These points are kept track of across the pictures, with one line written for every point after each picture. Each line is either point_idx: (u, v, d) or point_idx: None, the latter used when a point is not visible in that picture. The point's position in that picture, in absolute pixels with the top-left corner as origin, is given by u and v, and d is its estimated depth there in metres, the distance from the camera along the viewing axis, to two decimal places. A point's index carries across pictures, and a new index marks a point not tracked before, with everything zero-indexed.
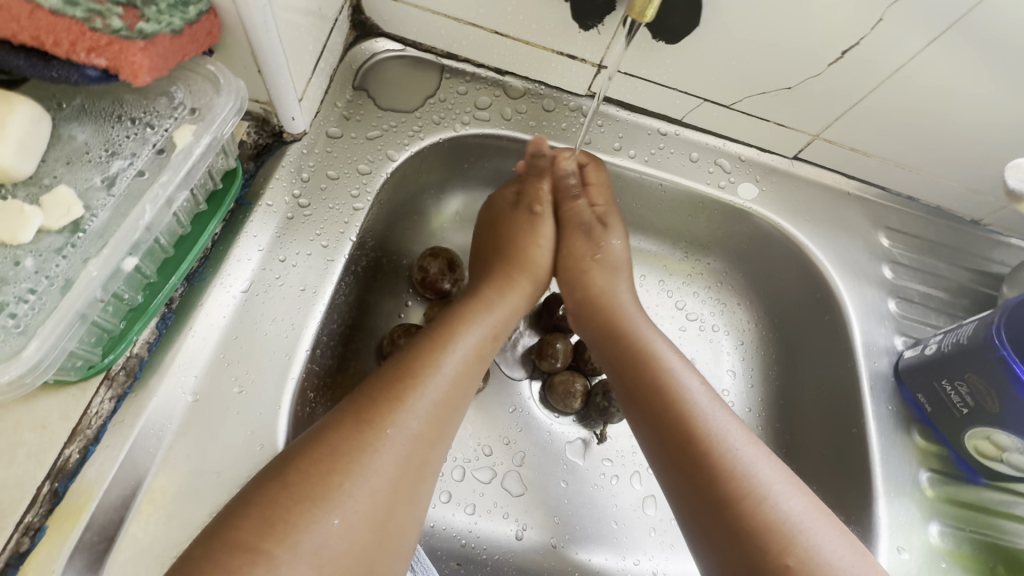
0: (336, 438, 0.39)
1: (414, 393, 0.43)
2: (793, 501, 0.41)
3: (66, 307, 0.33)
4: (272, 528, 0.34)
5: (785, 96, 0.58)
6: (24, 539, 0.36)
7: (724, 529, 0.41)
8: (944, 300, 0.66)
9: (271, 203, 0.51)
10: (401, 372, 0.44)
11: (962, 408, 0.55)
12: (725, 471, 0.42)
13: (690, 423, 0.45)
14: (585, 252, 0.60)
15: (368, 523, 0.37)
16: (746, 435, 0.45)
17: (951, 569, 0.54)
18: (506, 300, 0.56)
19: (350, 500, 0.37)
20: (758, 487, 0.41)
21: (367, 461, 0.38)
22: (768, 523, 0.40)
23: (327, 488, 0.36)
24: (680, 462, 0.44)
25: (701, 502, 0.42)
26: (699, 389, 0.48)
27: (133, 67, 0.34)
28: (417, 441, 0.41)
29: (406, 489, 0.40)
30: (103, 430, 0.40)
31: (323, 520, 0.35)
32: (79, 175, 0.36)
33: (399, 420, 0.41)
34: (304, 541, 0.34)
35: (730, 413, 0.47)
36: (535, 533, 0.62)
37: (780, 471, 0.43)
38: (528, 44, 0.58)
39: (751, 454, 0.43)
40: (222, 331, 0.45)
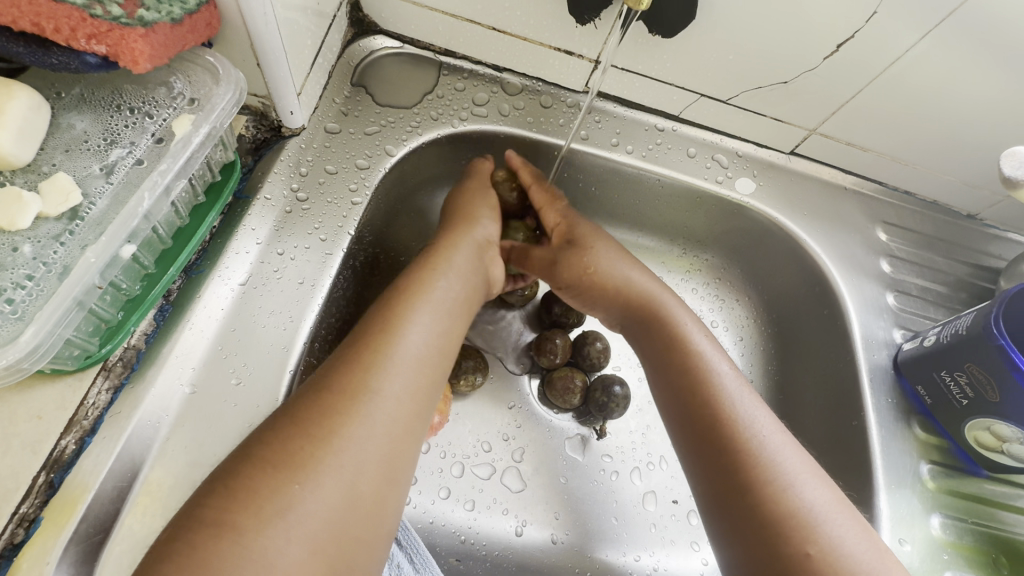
0: (302, 409, 0.38)
1: (382, 359, 0.42)
2: (817, 492, 0.41)
3: (64, 293, 0.33)
4: (235, 499, 0.33)
5: (781, 90, 0.58)
6: (19, 530, 0.36)
7: (748, 515, 0.40)
8: (941, 293, 0.66)
9: (270, 197, 0.51)
10: (369, 339, 0.43)
11: (961, 399, 0.55)
12: (752, 457, 0.42)
13: (717, 408, 0.45)
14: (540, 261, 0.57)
15: (346, 497, 0.36)
16: (776, 424, 0.45)
17: (953, 561, 0.54)
18: (460, 254, 0.52)
19: (324, 470, 0.36)
20: (783, 475, 0.41)
21: (339, 432, 0.37)
22: (789, 511, 0.39)
23: (296, 458, 0.36)
24: (706, 443, 0.44)
25: (724, 487, 0.42)
26: (728, 375, 0.47)
27: (133, 53, 0.34)
28: (396, 408, 0.40)
29: (388, 465, 0.38)
30: (99, 421, 0.40)
31: (293, 489, 0.34)
32: (78, 163, 0.36)
33: (370, 388, 0.40)
34: (273, 509, 0.33)
35: (761, 402, 0.46)
36: (535, 529, 0.62)
37: (806, 462, 0.42)
38: (526, 40, 0.58)
39: (779, 443, 0.43)
40: (221, 323, 0.45)
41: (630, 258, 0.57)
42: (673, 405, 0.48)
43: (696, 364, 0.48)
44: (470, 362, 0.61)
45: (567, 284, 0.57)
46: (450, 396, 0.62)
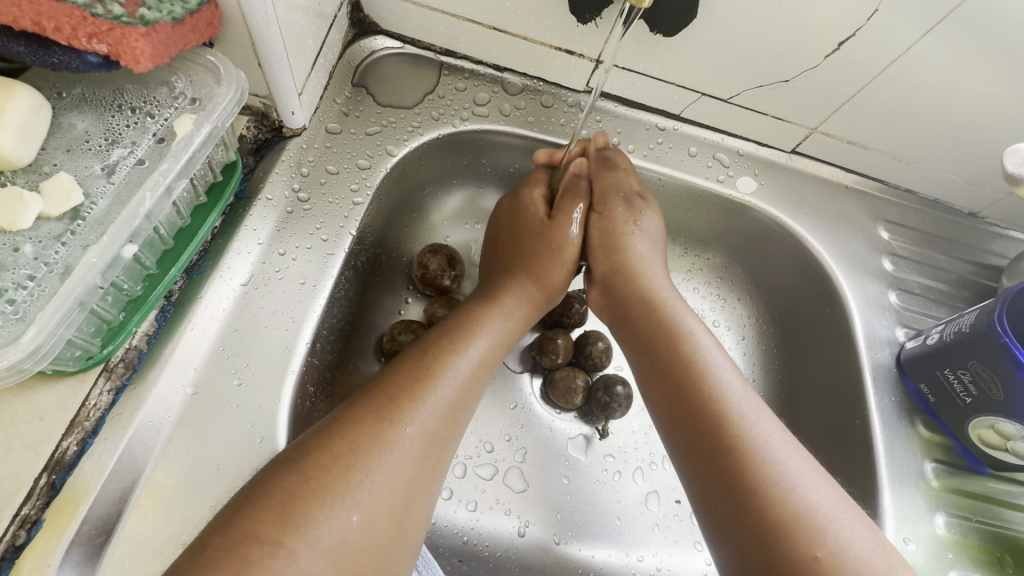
0: (352, 430, 0.38)
1: (429, 390, 0.42)
2: (820, 493, 0.41)
3: (65, 293, 0.33)
4: (289, 523, 0.33)
5: (782, 89, 0.58)
6: (21, 532, 0.36)
7: (754, 516, 0.40)
8: (944, 291, 0.66)
9: (271, 197, 0.51)
10: (417, 369, 0.44)
11: (964, 397, 0.55)
12: (756, 457, 0.42)
13: (718, 412, 0.44)
14: (618, 225, 0.58)
15: (387, 521, 0.37)
16: (775, 423, 0.44)
17: (958, 560, 0.54)
18: (518, 307, 0.55)
19: (366, 493, 0.36)
20: (785, 477, 0.41)
21: (384, 458, 0.38)
22: (798, 513, 0.39)
23: (343, 482, 0.36)
24: (705, 447, 0.43)
25: (729, 487, 0.41)
26: (727, 372, 0.47)
27: (134, 52, 0.34)
28: (431, 439, 0.41)
29: (421, 489, 0.39)
30: (101, 422, 0.40)
31: (342, 514, 0.35)
32: (79, 163, 0.36)
33: (414, 416, 0.40)
34: (322, 535, 0.34)
35: (758, 399, 0.46)
36: (538, 530, 0.61)
37: (805, 461, 0.42)
38: (527, 40, 0.58)
39: (779, 443, 0.43)
40: (223, 324, 0.45)
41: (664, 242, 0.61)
42: (663, 418, 0.48)
43: (688, 365, 0.47)
44: None
45: (603, 268, 0.58)
46: None
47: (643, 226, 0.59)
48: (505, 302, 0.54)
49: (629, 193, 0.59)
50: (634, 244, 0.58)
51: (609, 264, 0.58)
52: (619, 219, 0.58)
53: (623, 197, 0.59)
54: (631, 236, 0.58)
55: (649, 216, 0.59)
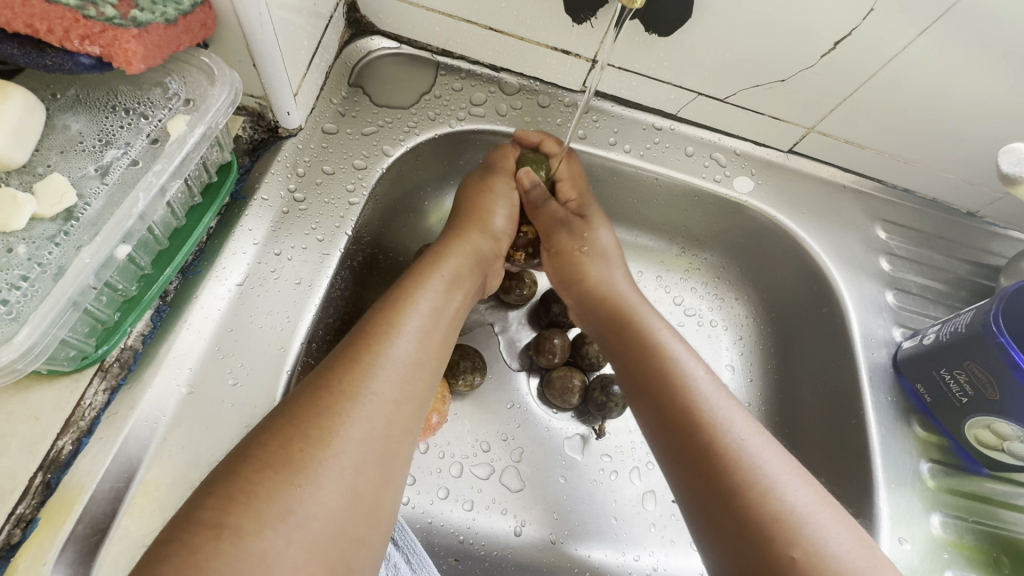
0: (298, 407, 0.38)
1: (375, 355, 0.42)
2: (800, 493, 0.40)
3: (58, 294, 0.33)
4: (233, 502, 0.33)
5: (778, 89, 0.58)
6: (16, 530, 0.36)
7: (733, 518, 0.40)
8: (941, 291, 0.66)
9: (267, 197, 0.51)
10: (363, 337, 0.43)
11: (961, 397, 0.54)
12: (733, 459, 0.42)
13: (696, 415, 0.44)
14: (568, 253, 0.59)
15: (350, 500, 0.36)
16: (753, 425, 0.44)
17: (953, 560, 0.54)
18: (461, 255, 0.54)
19: (319, 469, 0.36)
20: (762, 478, 0.41)
21: (337, 433, 0.37)
22: (774, 514, 0.39)
23: (291, 457, 0.35)
24: (685, 450, 0.44)
25: (707, 490, 0.42)
26: (703, 378, 0.47)
27: (127, 54, 0.34)
28: (383, 405, 0.40)
29: (384, 465, 0.39)
30: (96, 422, 0.40)
31: (292, 489, 0.34)
32: (73, 164, 0.36)
33: (363, 385, 0.40)
34: (274, 512, 0.33)
35: (734, 402, 0.46)
36: (534, 529, 0.61)
37: (786, 463, 0.42)
38: (523, 40, 0.58)
39: (757, 445, 0.43)
40: (218, 323, 0.45)
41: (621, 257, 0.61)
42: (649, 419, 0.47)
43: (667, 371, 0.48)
44: (468, 362, 0.61)
45: (576, 285, 0.59)
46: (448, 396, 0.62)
47: (596, 244, 0.59)
48: (448, 250, 0.54)
49: (564, 218, 0.59)
50: (590, 267, 0.58)
51: (574, 290, 0.59)
52: (565, 245, 0.59)
53: (561, 222, 0.59)
54: (584, 261, 0.58)
55: (601, 235, 0.60)
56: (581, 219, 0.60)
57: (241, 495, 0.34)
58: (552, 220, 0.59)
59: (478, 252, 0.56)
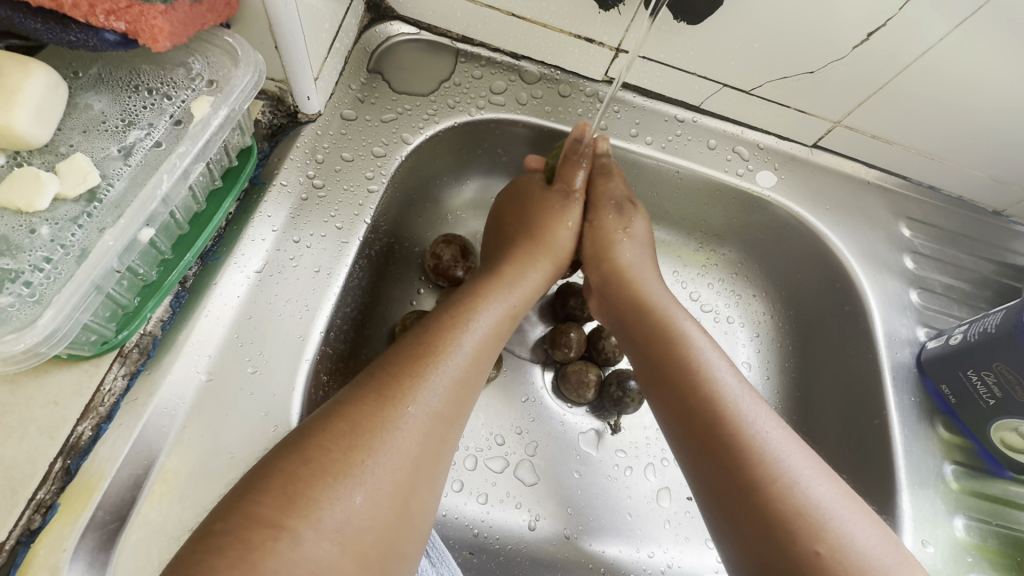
0: (354, 412, 0.37)
1: (435, 369, 0.41)
2: (822, 488, 0.39)
3: (82, 277, 0.32)
4: (294, 504, 0.33)
5: (807, 81, 0.57)
6: (36, 516, 0.35)
7: (753, 510, 0.39)
8: (966, 291, 0.65)
9: (286, 183, 0.50)
10: (422, 347, 0.43)
11: (988, 398, 0.53)
12: (754, 453, 0.41)
13: (717, 410, 0.43)
14: (609, 232, 0.59)
15: (392, 501, 0.35)
16: (776, 420, 0.43)
17: (977, 564, 0.53)
18: (531, 280, 0.54)
19: (371, 476, 0.35)
20: (785, 473, 0.40)
21: (389, 438, 0.37)
22: (798, 510, 0.38)
23: (348, 464, 0.35)
24: (705, 441, 0.43)
25: (728, 483, 0.41)
26: (727, 373, 0.46)
27: (153, 31, 0.32)
28: (437, 418, 0.40)
29: (426, 470, 0.38)
30: (115, 408, 0.39)
31: (344, 496, 0.34)
32: (95, 144, 0.35)
33: (420, 397, 0.39)
34: (327, 518, 0.33)
35: (759, 399, 0.45)
36: (548, 524, 0.61)
37: (807, 457, 0.41)
38: (546, 27, 0.57)
39: (780, 439, 0.42)
40: (237, 311, 0.44)
41: (653, 249, 0.61)
42: (667, 415, 0.47)
43: (690, 365, 0.47)
44: None
45: (603, 262, 0.58)
46: None
47: (634, 232, 0.59)
48: (524, 274, 0.54)
49: (619, 199, 0.60)
50: (623, 249, 0.58)
51: (602, 268, 0.58)
52: (608, 224, 0.59)
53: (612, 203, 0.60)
54: (621, 241, 0.58)
55: (637, 222, 0.60)
56: (634, 207, 0.60)
57: (275, 489, 0.33)
58: (609, 197, 0.60)
59: (546, 277, 0.57)
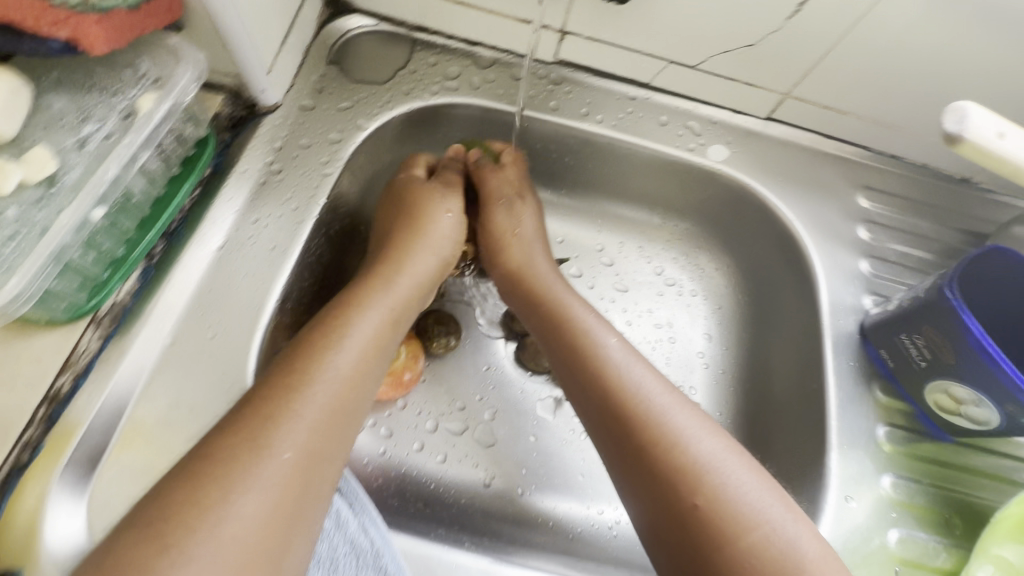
0: (248, 404, 0.39)
1: (330, 343, 0.44)
2: (705, 442, 0.42)
3: (40, 250, 0.38)
4: (196, 490, 0.34)
5: (746, 54, 0.59)
6: (23, 453, 0.42)
7: (644, 473, 0.42)
8: (924, 259, 0.65)
9: (245, 169, 0.55)
10: (317, 330, 0.46)
11: (920, 361, 0.54)
12: (641, 416, 0.44)
13: (607, 383, 0.47)
14: (502, 230, 0.62)
15: (299, 473, 0.38)
16: (664, 385, 0.46)
17: (901, 519, 0.54)
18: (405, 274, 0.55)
19: (275, 452, 0.37)
20: (671, 432, 0.43)
21: (286, 417, 0.39)
22: (679, 465, 0.41)
23: (254, 444, 0.37)
24: (603, 415, 0.46)
25: (621, 448, 0.44)
26: (615, 346, 0.50)
27: (90, 38, 0.37)
28: (340, 391, 0.43)
29: (328, 442, 0.40)
30: (92, 362, 0.45)
31: (252, 474, 0.36)
32: (55, 137, 0.41)
33: (320, 371, 0.42)
34: (239, 493, 0.35)
35: (647, 365, 0.49)
36: (503, 482, 0.65)
37: (693, 416, 0.44)
38: (492, 13, 0.61)
39: (667, 402, 0.45)
40: (198, 283, 0.50)
41: (545, 240, 0.63)
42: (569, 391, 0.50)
43: (584, 345, 0.50)
44: (443, 327, 0.67)
45: (500, 266, 0.61)
46: (423, 357, 0.67)
47: (522, 231, 0.62)
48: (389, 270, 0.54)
49: (508, 197, 0.63)
50: (514, 250, 0.61)
51: (498, 269, 0.62)
52: (499, 222, 0.62)
53: (503, 202, 0.63)
54: (512, 243, 0.62)
55: (527, 218, 0.63)
56: (522, 203, 0.63)
57: (184, 482, 0.34)
58: (499, 194, 0.63)
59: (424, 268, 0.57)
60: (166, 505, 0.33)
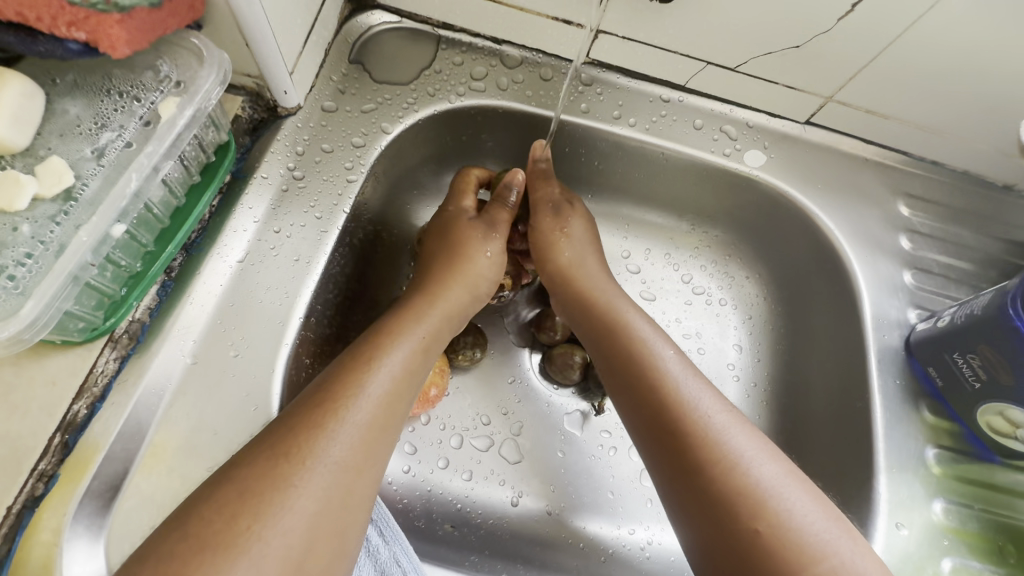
0: (283, 427, 0.38)
1: (368, 367, 0.43)
2: (766, 466, 0.40)
3: (59, 269, 0.35)
4: (228, 516, 0.33)
5: (794, 54, 0.55)
6: (39, 484, 0.39)
7: (700, 496, 0.40)
8: (967, 271, 0.63)
9: (267, 175, 0.52)
10: (355, 354, 0.45)
11: (974, 381, 0.52)
12: (698, 434, 0.41)
13: (663, 397, 0.44)
14: (547, 233, 0.59)
15: (327, 503, 0.36)
16: (721, 403, 0.44)
17: (953, 547, 0.52)
18: (440, 306, 0.53)
19: (308, 479, 0.36)
20: (730, 453, 0.40)
21: (320, 441, 0.38)
22: (739, 488, 0.39)
23: (285, 469, 0.36)
24: (655, 430, 0.44)
25: (674, 467, 0.42)
26: (672, 358, 0.47)
27: (111, 39, 0.34)
28: (371, 416, 0.41)
29: (359, 470, 0.39)
30: (108, 388, 0.43)
31: (283, 502, 0.35)
32: (71, 146, 0.38)
33: (355, 397, 0.41)
34: (270, 522, 0.34)
35: (705, 381, 0.46)
36: (531, 500, 0.63)
37: (753, 438, 0.42)
38: (523, 10, 0.57)
39: (724, 421, 0.42)
40: (220, 298, 0.47)
41: (597, 246, 0.61)
42: (621, 403, 0.48)
43: (639, 355, 0.48)
44: (469, 337, 0.63)
45: (548, 269, 0.59)
46: (449, 369, 0.64)
47: (573, 230, 0.60)
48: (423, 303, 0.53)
49: (556, 201, 0.60)
50: (563, 249, 0.59)
51: (547, 276, 0.59)
52: (547, 227, 0.60)
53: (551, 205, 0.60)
54: (560, 242, 0.59)
55: (578, 222, 0.60)
56: (570, 206, 0.61)
57: (211, 509, 0.34)
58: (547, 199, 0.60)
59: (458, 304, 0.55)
60: (197, 528, 0.33)
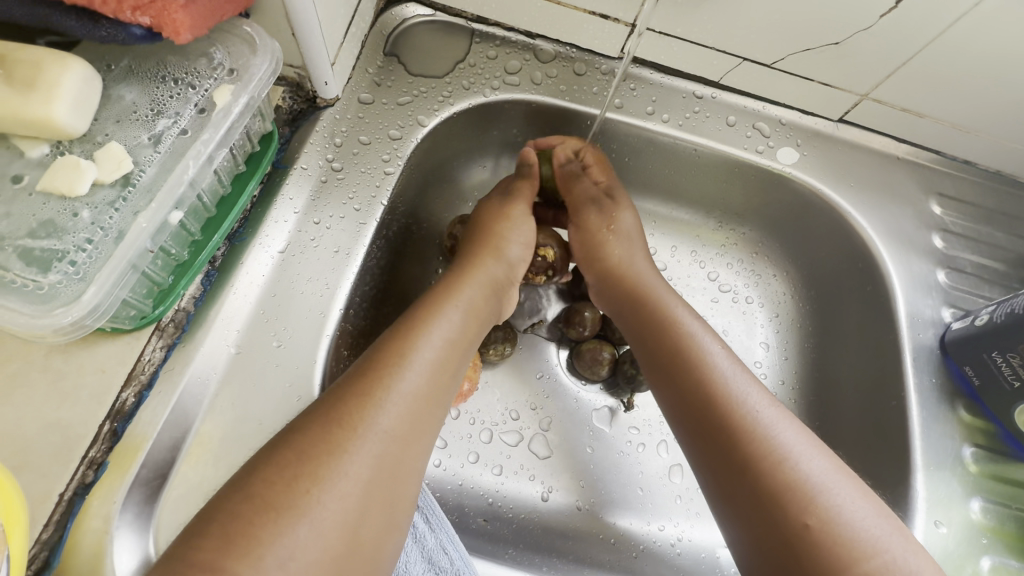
0: (337, 402, 0.38)
1: (416, 348, 0.43)
2: (815, 463, 0.40)
3: (120, 255, 0.35)
4: (283, 485, 0.34)
5: (832, 52, 0.55)
6: (89, 471, 0.39)
7: (748, 488, 0.40)
8: (1000, 271, 0.63)
9: (306, 166, 0.52)
10: (401, 331, 0.45)
11: (1012, 380, 0.52)
12: (747, 428, 0.42)
13: (711, 390, 0.44)
14: (593, 229, 0.59)
15: (377, 482, 0.37)
16: (769, 400, 0.44)
17: (992, 546, 0.52)
18: (474, 278, 0.52)
19: (359, 455, 0.36)
20: (780, 448, 0.40)
21: (371, 417, 0.38)
22: (787, 482, 0.39)
23: (338, 443, 0.36)
24: (702, 421, 0.44)
25: (721, 458, 0.42)
26: (720, 354, 0.47)
27: (174, 24, 0.34)
28: (418, 398, 0.41)
29: (407, 454, 0.39)
30: (155, 377, 0.43)
31: (337, 477, 0.35)
32: (128, 133, 0.38)
33: (403, 377, 0.41)
34: (324, 494, 0.34)
35: (753, 378, 0.46)
36: (561, 496, 0.63)
37: (802, 435, 0.42)
38: (559, 4, 0.57)
39: (772, 417, 0.42)
40: (262, 288, 0.47)
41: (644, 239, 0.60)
42: (665, 391, 0.48)
43: (686, 348, 0.48)
44: (500, 333, 0.62)
45: (595, 263, 0.58)
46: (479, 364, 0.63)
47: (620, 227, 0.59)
48: (460, 279, 0.52)
49: (597, 197, 0.59)
50: (612, 247, 0.58)
51: (595, 269, 0.58)
52: (593, 225, 0.59)
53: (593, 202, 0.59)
54: (610, 239, 0.58)
55: (623, 217, 0.59)
56: (612, 202, 0.60)
57: (268, 481, 0.34)
58: (586, 196, 0.60)
59: (490, 275, 0.54)
60: (254, 496, 0.33)
